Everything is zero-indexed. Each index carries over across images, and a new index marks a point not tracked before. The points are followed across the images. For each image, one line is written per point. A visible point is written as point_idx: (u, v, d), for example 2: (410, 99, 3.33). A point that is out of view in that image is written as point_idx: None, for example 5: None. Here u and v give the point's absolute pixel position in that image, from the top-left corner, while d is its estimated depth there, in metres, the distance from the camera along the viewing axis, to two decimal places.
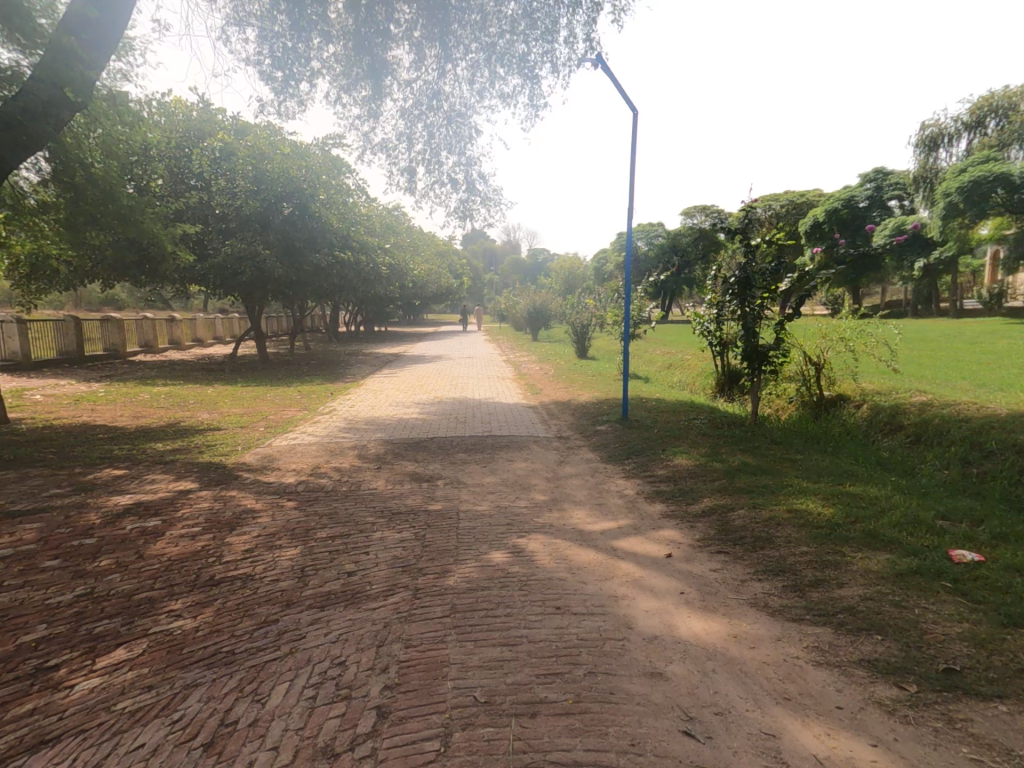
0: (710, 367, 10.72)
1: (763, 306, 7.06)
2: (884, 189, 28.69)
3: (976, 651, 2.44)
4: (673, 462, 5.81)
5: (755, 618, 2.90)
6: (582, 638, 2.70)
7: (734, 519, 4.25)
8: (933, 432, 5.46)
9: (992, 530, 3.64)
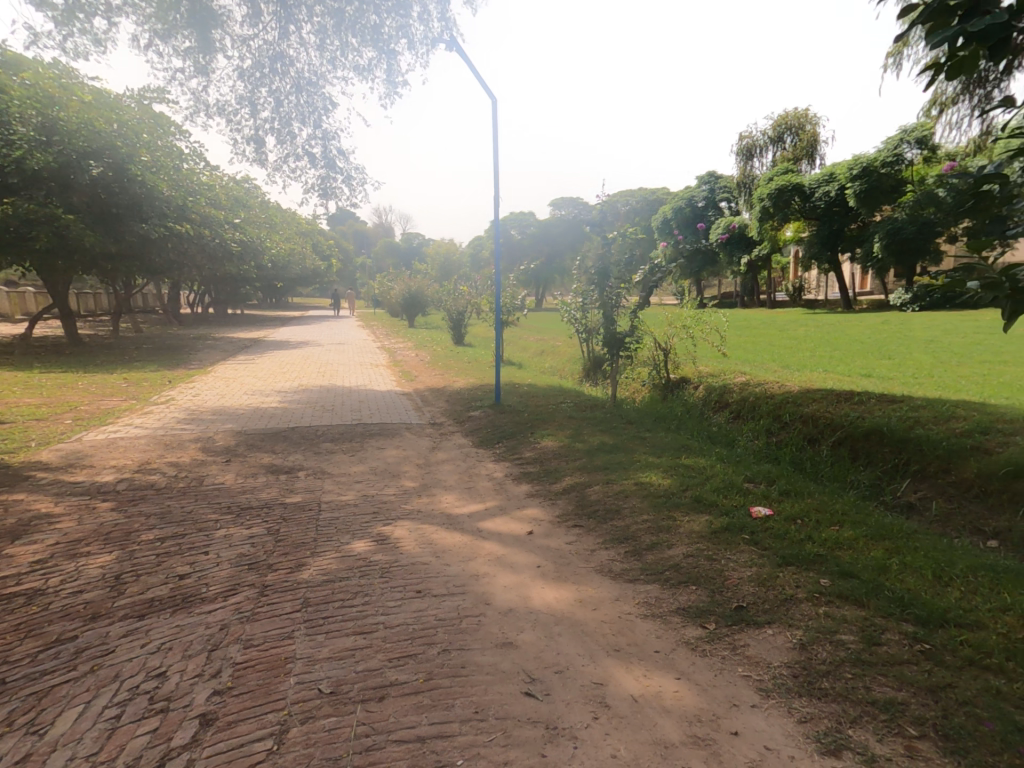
0: (577, 355, 11.34)
1: (621, 295, 7.66)
2: (716, 192, 32.25)
3: (759, 589, 2.96)
4: (536, 444, 6.08)
5: (598, 583, 3.14)
6: (440, 618, 2.72)
7: (590, 494, 4.54)
8: (748, 408, 6.30)
9: (779, 487, 4.33)
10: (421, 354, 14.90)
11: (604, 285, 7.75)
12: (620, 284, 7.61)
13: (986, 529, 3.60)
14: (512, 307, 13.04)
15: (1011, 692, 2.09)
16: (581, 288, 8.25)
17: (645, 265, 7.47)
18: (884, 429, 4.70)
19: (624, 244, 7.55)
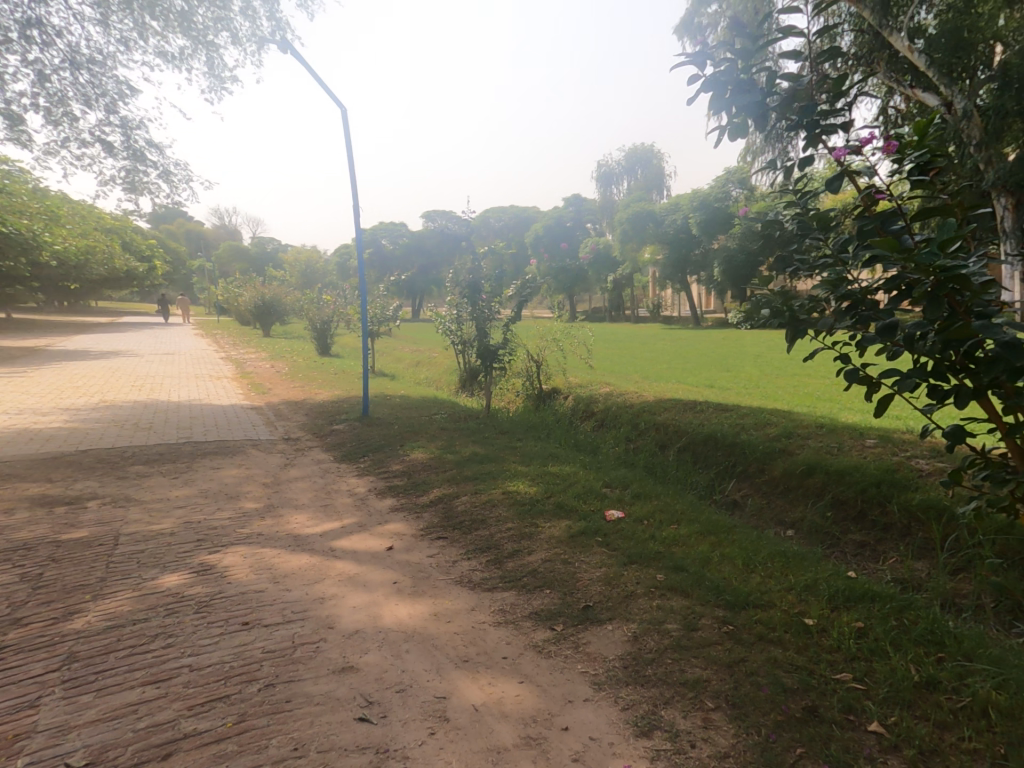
0: (453, 368, 11.41)
1: (494, 309, 7.85)
2: None
3: (606, 588, 3.20)
4: (407, 457, 6.01)
5: (456, 594, 3.18)
6: (267, 651, 2.56)
7: (457, 506, 4.58)
8: (611, 417, 6.77)
9: (633, 490, 4.71)
10: (280, 366, 13.96)
11: (475, 299, 7.88)
12: (491, 298, 7.82)
13: (790, 519, 4.20)
14: (384, 318, 12.64)
15: (784, 659, 2.55)
16: (455, 300, 8.23)
17: (516, 281, 7.84)
18: (718, 434, 5.31)
19: (496, 260, 7.94)
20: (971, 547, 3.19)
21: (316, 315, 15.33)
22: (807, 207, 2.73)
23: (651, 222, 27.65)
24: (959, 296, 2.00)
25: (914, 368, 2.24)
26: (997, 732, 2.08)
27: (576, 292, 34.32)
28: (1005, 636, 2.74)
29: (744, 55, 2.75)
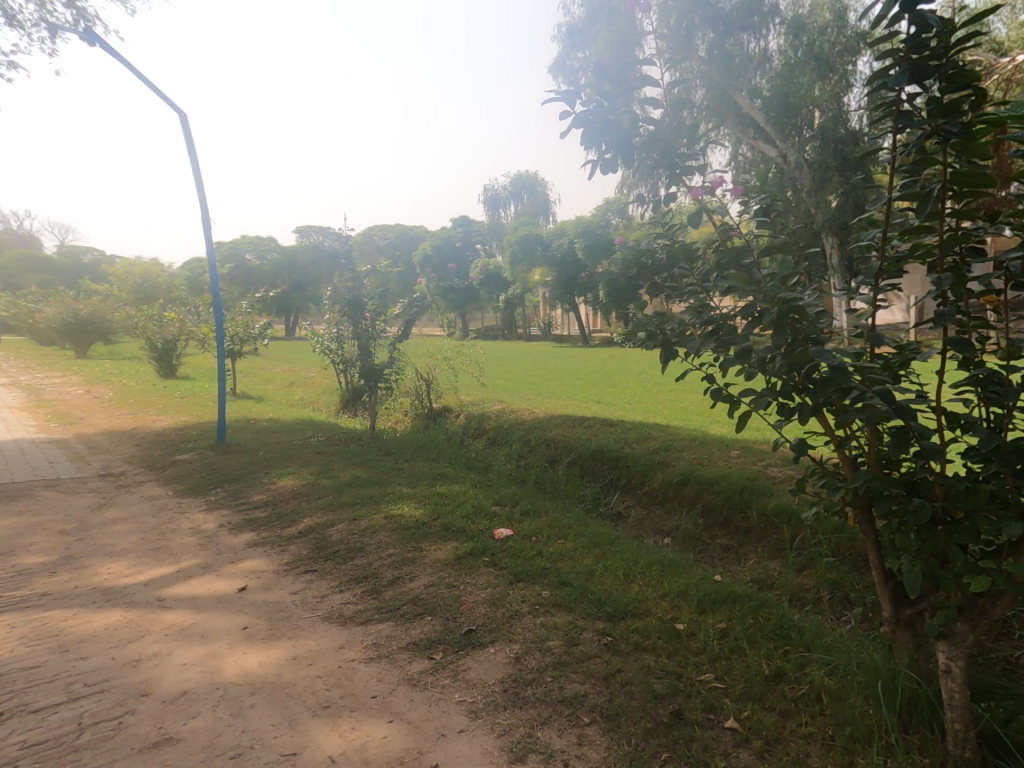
0: (334, 387, 10.95)
1: (378, 327, 7.64)
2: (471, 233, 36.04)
3: (491, 609, 3.17)
4: (285, 486, 5.61)
5: (322, 632, 2.98)
6: (28, 745, 2.14)
7: (331, 535, 4.32)
8: (502, 434, 6.82)
9: (523, 508, 4.73)
10: (101, 393, 12.23)
11: (356, 317, 7.57)
12: (376, 317, 7.64)
13: (667, 528, 4.45)
14: (247, 337, 11.71)
15: (656, 665, 2.65)
16: (336, 318, 7.83)
17: (403, 299, 7.70)
18: (604, 449, 5.53)
19: (377, 279, 7.75)
20: (813, 545, 3.55)
21: (156, 333, 14.07)
22: (671, 237, 2.83)
23: (540, 247, 29.29)
24: (797, 326, 2.08)
25: (766, 388, 2.27)
26: (827, 714, 2.31)
27: (467, 311, 34.75)
28: (837, 625, 3.09)
29: (608, 95, 2.91)
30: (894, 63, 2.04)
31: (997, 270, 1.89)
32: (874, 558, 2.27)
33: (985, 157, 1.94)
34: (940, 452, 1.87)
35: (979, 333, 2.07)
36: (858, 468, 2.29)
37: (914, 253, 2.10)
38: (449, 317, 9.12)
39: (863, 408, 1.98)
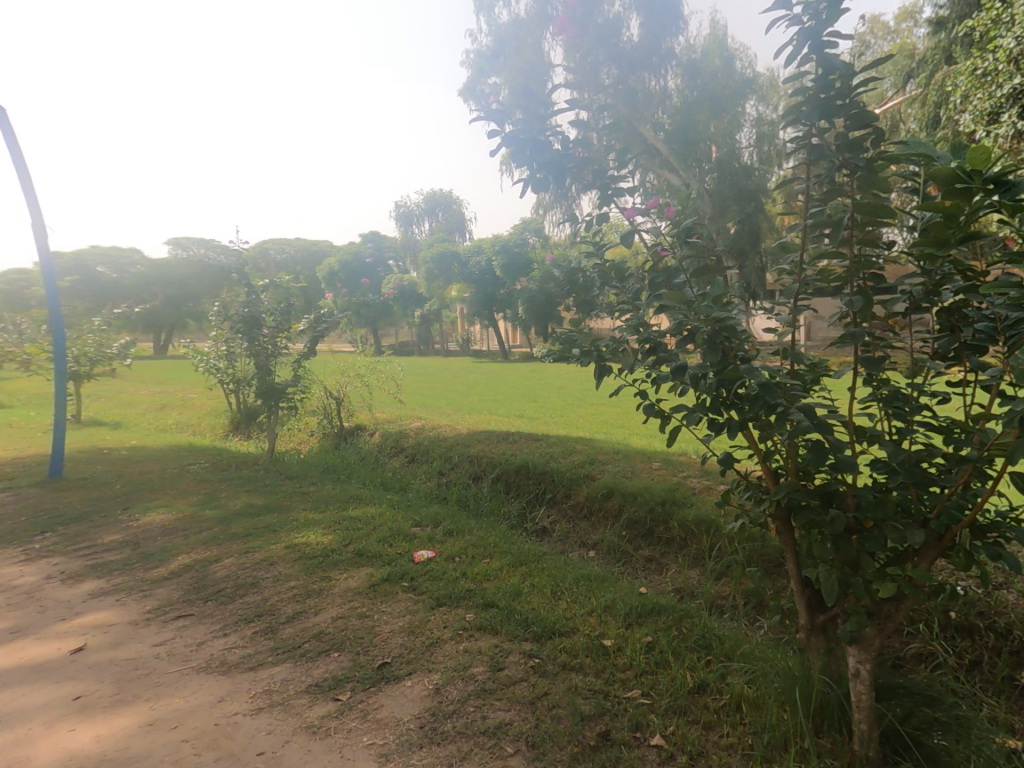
0: (220, 409, 10.42)
1: (279, 344, 7.18)
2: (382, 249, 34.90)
3: (409, 638, 3.00)
4: (177, 519, 5.13)
5: (194, 686, 2.68)
6: None
7: (215, 573, 3.95)
8: (422, 452, 6.61)
9: (445, 528, 4.57)
10: None
11: (253, 334, 7.03)
12: (277, 333, 7.15)
13: (592, 541, 4.47)
14: (98, 358, 10.13)
15: (583, 685, 2.60)
16: (224, 335, 7.65)
17: (308, 316, 7.24)
18: (529, 464, 5.48)
19: (276, 293, 7.39)
20: (731, 553, 3.66)
21: None
22: (602, 258, 2.85)
23: (456, 264, 29.24)
24: (726, 343, 2.09)
25: (698, 403, 2.33)
26: (748, 723, 2.35)
27: (382, 327, 34.05)
28: (753, 631, 3.19)
29: (536, 117, 2.88)
30: (804, 100, 2.14)
31: (898, 295, 2.06)
32: (792, 567, 2.39)
33: (885, 191, 2.10)
34: (853, 465, 2.01)
35: (881, 351, 2.25)
36: (779, 480, 2.41)
37: (825, 277, 2.25)
38: (358, 333, 8.92)
39: (786, 423, 2.09)
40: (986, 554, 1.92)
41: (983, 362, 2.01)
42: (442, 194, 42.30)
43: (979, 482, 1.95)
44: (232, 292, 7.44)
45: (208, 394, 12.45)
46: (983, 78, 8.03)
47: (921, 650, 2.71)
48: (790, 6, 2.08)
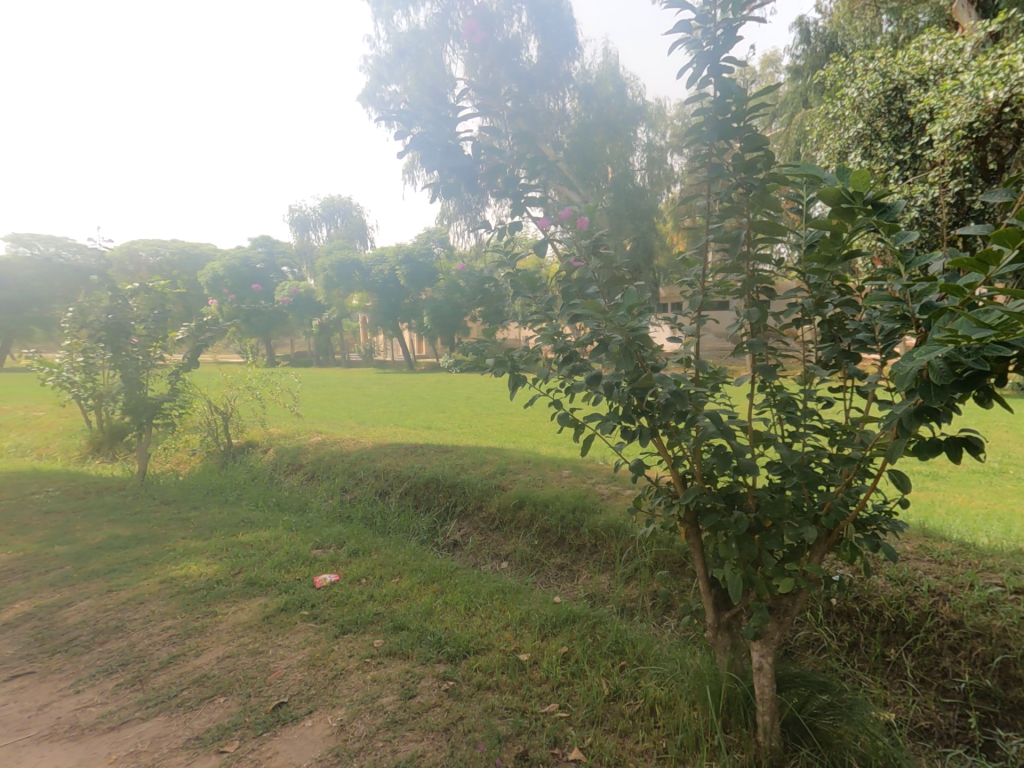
0: (73, 429, 9.22)
1: (152, 354, 6.50)
2: (276, 254, 32.43)
3: (309, 672, 2.74)
4: (28, 558, 4.40)
5: (35, 758, 2.26)
6: None
7: (65, 620, 3.41)
8: (322, 468, 6.19)
9: (350, 549, 4.30)
10: None
11: (119, 343, 6.34)
12: (150, 343, 6.49)
13: (505, 551, 4.40)
14: None
15: (500, 703, 2.51)
16: (82, 344, 6.56)
17: (190, 323, 6.64)
18: (439, 476, 5.31)
19: (148, 298, 6.52)
20: (639, 556, 3.74)
21: None
22: (514, 267, 2.80)
23: (357, 272, 28.28)
24: (639, 352, 2.11)
25: (610, 411, 2.34)
26: (660, 725, 2.37)
27: (277, 336, 32.10)
28: (662, 632, 3.27)
29: (445, 120, 2.72)
30: (703, 121, 2.23)
31: (789, 307, 2.20)
32: (699, 567, 2.46)
33: (775, 210, 2.22)
34: (753, 467, 2.11)
35: (774, 358, 2.40)
36: (686, 484, 2.48)
37: (724, 289, 2.34)
38: (248, 341, 8.29)
39: (693, 429, 2.16)
40: (868, 544, 2.08)
41: (860, 369, 2.19)
42: (342, 199, 40.82)
43: (860, 480, 2.11)
44: (92, 295, 6.46)
45: (57, 411, 11.02)
46: (835, 120, 9.11)
47: (810, 636, 2.90)
48: (689, 29, 2.14)
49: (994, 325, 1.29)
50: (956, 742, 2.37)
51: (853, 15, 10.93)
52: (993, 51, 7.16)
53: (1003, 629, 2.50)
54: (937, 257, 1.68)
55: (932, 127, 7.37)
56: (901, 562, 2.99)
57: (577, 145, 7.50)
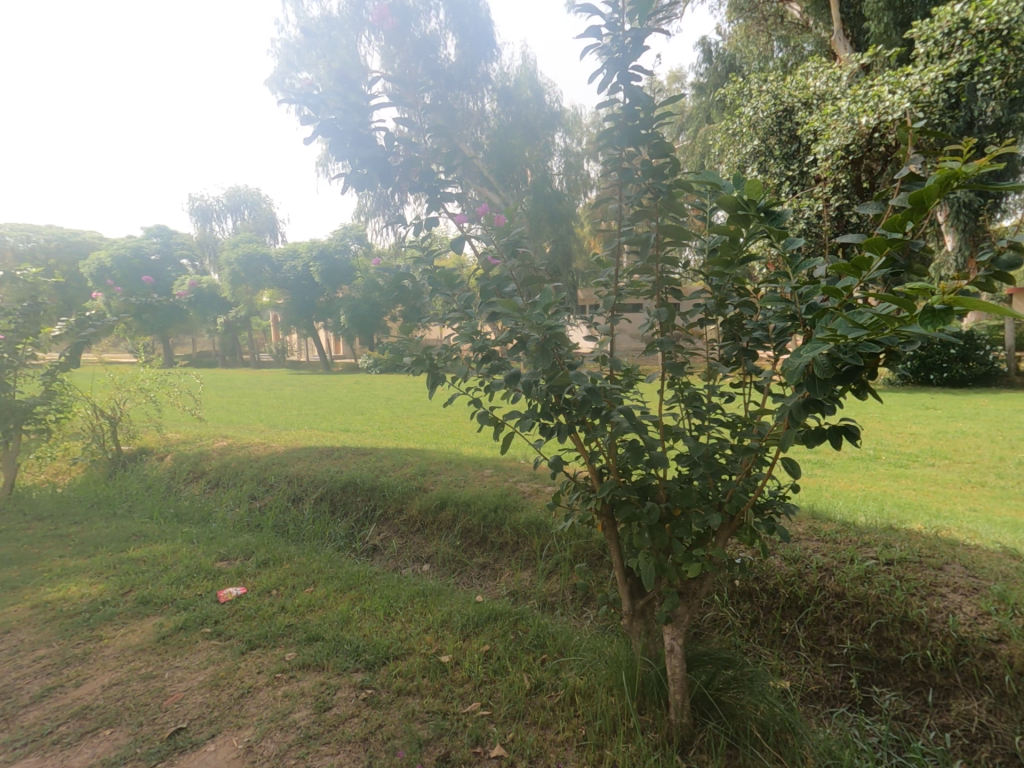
0: None
1: (21, 352, 5.77)
2: (174, 246, 29.93)
3: (211, 694, 2.55)
4: None
5: None
6: None
7: None
8: (228, 475, 5.76)
9: (259, 559, 4.04)
10: None
11: None
12: (20, 339, 5.75)
13: (426, 554, 4.32)
14: None
15: (421, 708, 2.46)
16: None
17: (67, 319, 6.01)
18: (357, 479, 5.11)
19: (16, 288, 5.91)
20: (559, 551, 3.80)
21: None
22: (431, 264, 2.75)
23: (267, 267, 26.91)
24: (556, 350, 2.15)
25: (529, 409, 2.35)
26: (580, 714, 2.43)
27: (175, 334, 29.63)
28: (581, 623, 3.35)
29: (354, 108, 2.61)
30: (614, 126, 2.31)
31: (694, 308, 2.32)
32: (616, 558, 2.55)
33: (681, 215, 2.33)
34: (663, 460, 2.21)
35: (682, 356, 2.52)
36: (603, 477, 2.55)
37: (635, 291, 2.43)
38: (140, 339, 7.51)
39: (608, 425, 2.22)
40: (765, 527, 2.25)
41: (756, 366, 2.36)
42: (249, 189, 38.35)
43: (758, 468, 2.28)
44: None
45: None
46: (734, 136, 9.77)
47: (716, 617, 3.12)
48: (600, 35, 2.20)
49: (868, 325, 1.43)
50: (840, 701, 2.64)
51: (749, 39, 11.77)
52: (864, 81, 8.00)
53: (878, 596, 2.76)
54: (820, 262, 1.83)
55: (816, 147, 8.15)
56: (795, 542, 3.25)
57: (496, 147, 7.51)
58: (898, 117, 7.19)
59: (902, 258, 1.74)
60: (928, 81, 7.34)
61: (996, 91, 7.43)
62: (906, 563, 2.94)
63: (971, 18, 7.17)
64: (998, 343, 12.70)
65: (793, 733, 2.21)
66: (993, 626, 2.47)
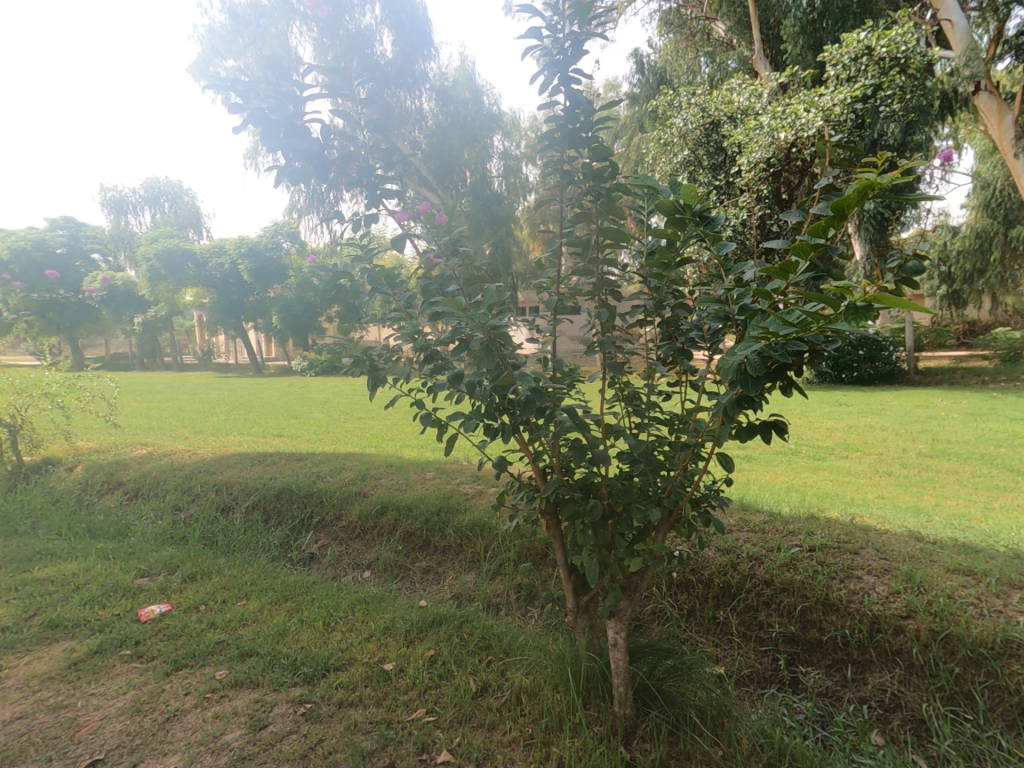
0: None
1: None
2: (83, 240, 27.62)
3: (132, 720, 2.36)
4: None
5: None
6: None
7: None
8: (148, 485, 5.34)
9: (184, 575, 3.78)
10: None
11: None
12: None
13: (366, 560, 4.21)
14: None
15: (364, 719, 2.39)
16: None
17: None
18: (292, 486, 4.89)
19: None
20: (504, 551, 3.80)
21: None
22: (370, 263, 2.66)
23: (190, 264, 25.29)
24: (500, 350, 2.12)
25: (473, 410, 2.33)
26: (526, 713, 2.43)
27: (85, 334, 27.30)
28: (526, 622, 3.37)
29: (287, 97, 2.48)
30: (555, 128, 2.33)
31: (633, 309, 2.37)
32: (560, 555, 2.56)
33: (620, 218, 2.36)
34: (606, 458, 2.24)
35: (622, 356, 2.57)
36: (547, 475, 2.56)
37: (575, 292, 2.45)
38: (44, 340, 6.81)
39: (552, 425, 2.23)
40: (701, 520, 2.33)
41: (692, 366, 2.44)
42: (169, 182, 36.03)
43: (694, 463, 2.36)
44: None
45: None
46: (665, 146, 10.15)
47: (656, 608, 3.22)
48: (540, 37, 2.20)
49: (797, 324, 1.49)
50: (770, 682, 2.80)
51: (678, 53, 12.28)
52: (783, 99, 8.54)
53: (802, 581, 2.93)
54: (750, 264, 1.90)
55: (741, 158, 8.61)
56: (727, 534, 3.39)
57: (435, 147, 7.42)
58: (813, 132, 7.75)
59: (822, 263, 1.85)
60: (838, 102, 7.94)
61: (896, 113, 8.14)
62: (826, 549, 3.15)
63: (874, 45, 7.88)
64: (900, 345, 13.92)
65: (729, 716, 2.32)
66: (903, 604, 2.68)
